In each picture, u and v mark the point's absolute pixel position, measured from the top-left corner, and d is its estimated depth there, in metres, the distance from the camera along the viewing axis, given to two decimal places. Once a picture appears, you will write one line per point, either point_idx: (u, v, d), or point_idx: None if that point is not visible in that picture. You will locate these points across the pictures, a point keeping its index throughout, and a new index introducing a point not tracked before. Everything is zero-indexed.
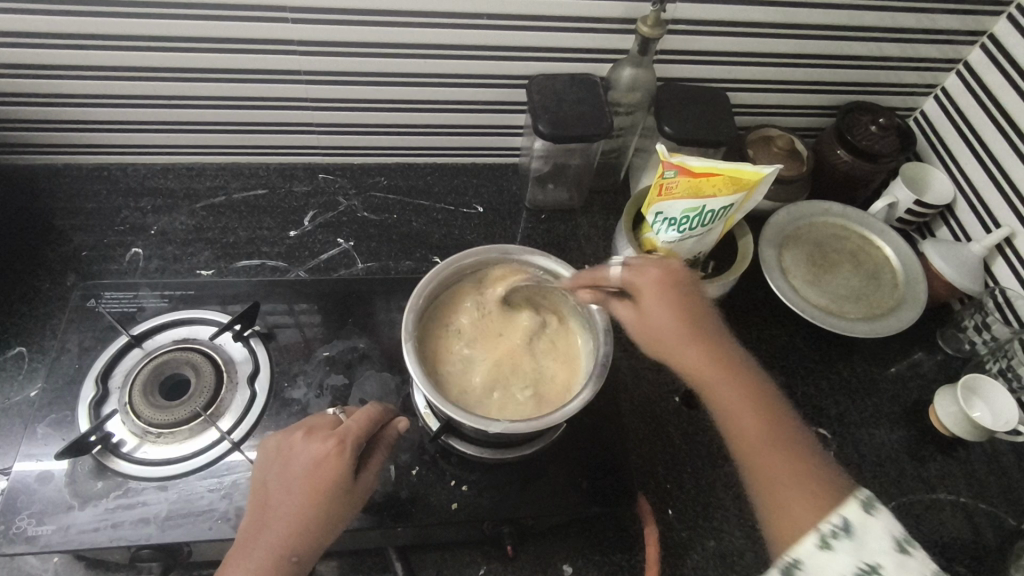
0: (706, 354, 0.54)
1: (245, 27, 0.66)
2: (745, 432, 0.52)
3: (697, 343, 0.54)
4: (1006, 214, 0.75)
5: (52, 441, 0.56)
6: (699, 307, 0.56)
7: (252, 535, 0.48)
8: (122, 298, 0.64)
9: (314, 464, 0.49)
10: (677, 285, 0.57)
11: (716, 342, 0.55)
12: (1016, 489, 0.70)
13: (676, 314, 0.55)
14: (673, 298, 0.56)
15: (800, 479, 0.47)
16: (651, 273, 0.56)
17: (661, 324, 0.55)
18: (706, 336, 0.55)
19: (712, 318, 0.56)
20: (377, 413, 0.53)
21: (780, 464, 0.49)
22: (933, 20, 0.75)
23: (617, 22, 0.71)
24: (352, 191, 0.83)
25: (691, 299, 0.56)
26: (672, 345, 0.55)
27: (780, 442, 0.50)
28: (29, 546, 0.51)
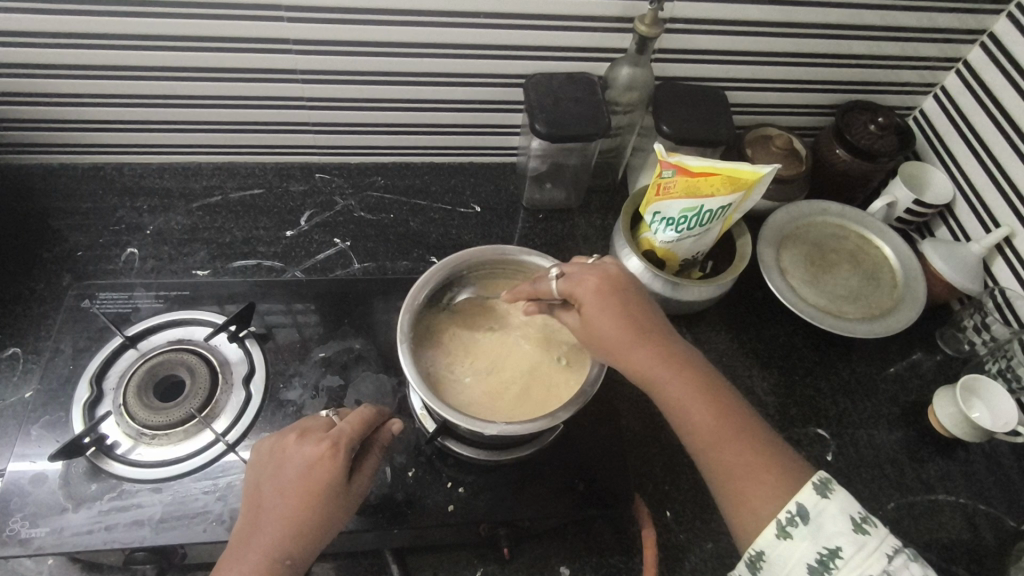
0: (649, 352, 0.51)
1: (240, 26, 0.66)
2: (698, 430, 0.50)
3: (639, 342, 0.52)
4: (1005, 214, 0.75)
5: (47, 443, 0.56)
6: (634, 302, 0.54)
7: (245, 538, 0.48)
8: (117, 299, 0.64)
9: (309, 466, 0.48)
10: (614, 282, 0.54)
11: (657, 336, 0.52)
12: (1015, 489, 0.70)
13: (616, 316, 0.52)
14: (611, 299, 0.53)
15: (757, 472, 0.47)
16: (587, 277, 0.54)
17: (601, 328, 0.52)
18: (646, 333, 0.52)
19: (650, 310, 0.54)
20: (372, 414, 0.53)
21: (737, 458, 0.48)
22: (933, 19, 0.75)
23: (615, 20, 0.71)
24: (348, 190, 0.83)
25: (628, 295, 0.54)
26: (616, 348, 0.52)
27: (736, 433, 0.49)
28: (23, 549, 0.51)
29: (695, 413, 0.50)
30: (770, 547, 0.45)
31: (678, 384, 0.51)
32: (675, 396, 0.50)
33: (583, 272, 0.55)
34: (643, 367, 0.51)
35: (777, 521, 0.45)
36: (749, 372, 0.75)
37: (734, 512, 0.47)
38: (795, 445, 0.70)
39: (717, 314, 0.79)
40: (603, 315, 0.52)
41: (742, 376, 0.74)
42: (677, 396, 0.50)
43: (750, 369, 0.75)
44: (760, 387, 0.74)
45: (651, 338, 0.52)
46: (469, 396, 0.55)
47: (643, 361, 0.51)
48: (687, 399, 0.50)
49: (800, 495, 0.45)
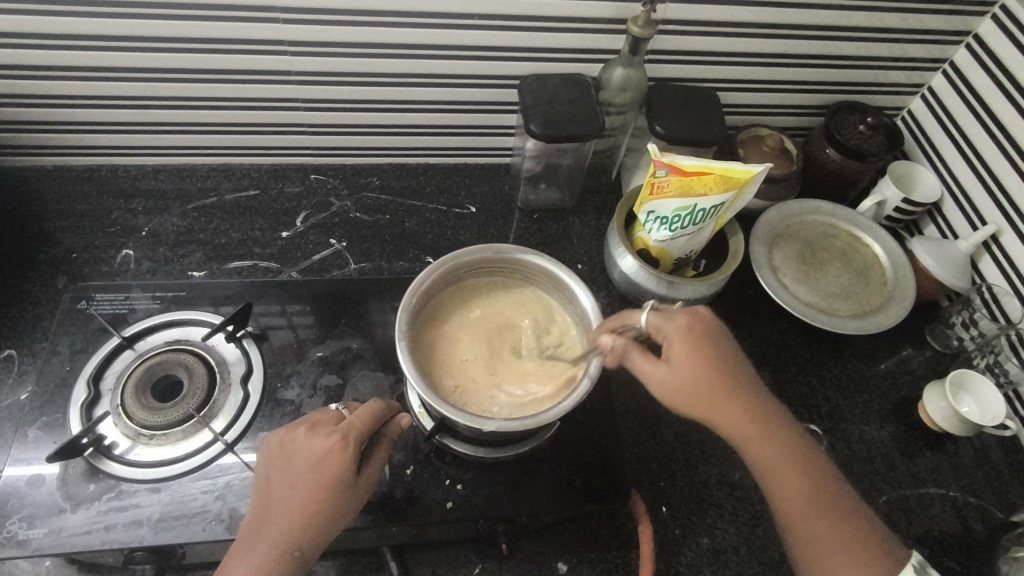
0: (745, 411, 0.53)
1: (235, 27, 0.66)
2: (787, 489, 0.52)
3: (734, 401, 0.53)
4: (992, 212, 0.76)
5: (43, 444, 0.56)
6: (727, 357, 0.54)
7: (255, 530, 0.49)
8: (114, 300, 0.64)
9: (319, 460, 0.49)
10: (708, 335, 0.55)
11: (747, 392, 0.54)
12: (1004, 483, 0.71)
13: (712, 372, 0.53)
14: (705, 353, 0.54)
15: (843, 532, 0.50)
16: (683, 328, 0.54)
17: (697, 383, 0.53)
18: (739, 391, 0.53)
19: (739, 364, 0.55)
20: (380, 408, 0.53)
21: (824, 518, 0.51)
22: (920, 20, 0.76)
23: (608, 22, 0.71)
24: (344, 191, 0.83)
25: (722, 350, 0.54)
26: (712, 406, 0.53)
27: (820, 492, 0.52)
28: (20, 550, 0.51)
29: (785, 473, 0.52)
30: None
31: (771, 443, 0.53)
32: (767, 455, 0.53)
33: (677, 316, 0.55)
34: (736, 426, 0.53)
35: None
36: None
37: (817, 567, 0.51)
38: None
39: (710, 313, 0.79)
40: (700, 371, 0.53)
41: None
42: (768, 456, 0.52)
43: None
44: None
45: (744, 395, 0.54)
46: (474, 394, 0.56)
47: (738, 419, 0.53)
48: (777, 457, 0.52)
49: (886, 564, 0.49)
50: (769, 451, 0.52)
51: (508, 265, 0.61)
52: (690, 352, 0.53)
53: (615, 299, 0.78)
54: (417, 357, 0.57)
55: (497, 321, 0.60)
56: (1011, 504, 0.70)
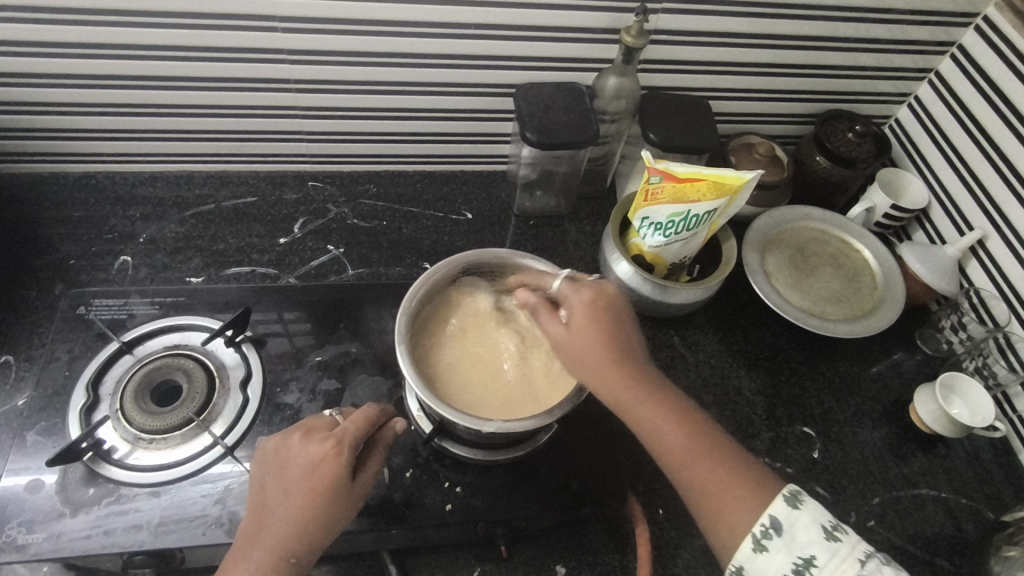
0: (630, 374, 0.52)
1: (235, 35, 0.67)
2: (674, 448, 0.50)
3: (618, 360, 0.52)
4: (978, 217, 0.78)
5: (42, 450, 0.55)
6: (616, 323, 0.54)
7: (253, 536, 0.49)
8: (112, 305, 0.64)
9: (313, 465, 0.49)
10: (600, 299, 0.54)
11: (635, 358, 0.53)
12: (994, 484, 0.72)
13: (600, 336, 0.53)
14: (594, 314, 0.54)
15: (731, 486, 0.48)
16: (579, 295, 0.54)
17: (585, 345, 0.53)
18: (626, 356, 0.53)
19: (628, 330, 0.54)
20: (374, 414, 0.53)
21: (713, 475, 0.49)
22: (905, 31, 0.78)
23: (602, 32, 0.73)
24: (341, 198, 0.84)
25: (611, 315, 0.54)
26: (597, 369, 0.52)
27: (709, 451, 0.50)
28: (18, 555, 0.51)
29: (673, 434, 0.50)
30: (747, 560, 0.45)
31: (658, 406, 0.51)
32: (648, 411, 0.51)
33: (586, 285, 0.56)
34: (621, 387, 0.52)
35: (752, 535, 0.46)
36: (736, 374, 0.77)
37: (710, 524, 0.48)
38: (782, 444, 0.72)
39: (704, 317, 0.80)
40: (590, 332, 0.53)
41: (730, 377, 0.76)
42: (653, 418, 0.51)
43: (738, 370, 0.77)
44: (747, 387, 0.76)
45: (632, 359, 0.53)
46: (440, 373, 0.57)
47: (622, 380, 0.52)
48: (663, 419, 0.51)
49: (773, 508, 0.46)
50: (656, 413, 0.51)
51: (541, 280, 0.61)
52: (580, 317, 0.54)
53: None
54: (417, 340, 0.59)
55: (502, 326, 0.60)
56: (1001, 504, 0.71)
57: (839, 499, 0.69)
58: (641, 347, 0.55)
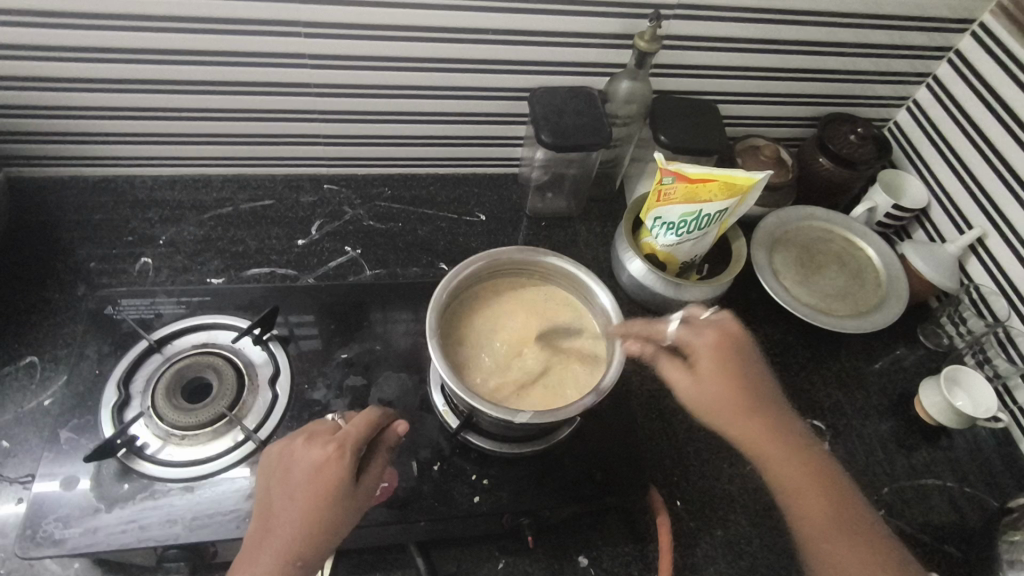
0: (763, 428, 0.56)
1: (257, 39, 0.68)
2: (806, 503, 0.55)
3: (752, 411, 0.57)
4: (977, 216, 0.80)
5: (76, 446, 0.57)
6: (746, 374, 0.58)
7: (262, 540, 0.49)
8: (139, 305, 0.66)
9: (316, 469, 0.50)
10: (732, 349, 0.58)
11: (768, 408, 0.58)
12: (997, 474, 0.74)
13: (737, 387, 0.57)
14: (728, 365, 0.58)
15: (858, 547, 0.53)
16: (711, 346, 0.58)
17: (718, 396, 0.57)
18: (760, 407, 0.57)
19: (760, 379, 0.59)
20: (376, 416, 0.54)
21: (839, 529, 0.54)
22: (904, 37, 0.81)
23: (613, 37, 0.75)
24: (357, 201, 0.85)
25: (745, 366, 0.58)
26: (733, 418, 0.57)
27: (839, 511, 0.54)
28: (57, 549, 0.52)
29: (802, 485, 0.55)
30: None
31: (793, 463, 0.56)
32: (779, 461, 0.56)
33: (708, 329, 0.59)
34: (757, 439, 0.56)
35: None
36: None
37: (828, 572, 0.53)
38: None
39: None
40: (723, 384, 0.57)
41: None
42: (785, 472, 0.56)
43: None
44: None
45: (765, 412, 0.57)
46: (481, 382, 0.57)
47: (754, 432, 0.56)
48: (795, 476, 0.55)
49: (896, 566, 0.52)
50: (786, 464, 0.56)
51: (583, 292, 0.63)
52: (712, 364, 0.58)
53: (623, 302, 0.81)
54: (454, 317, 0.61)
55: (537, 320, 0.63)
56: (1004, 493, 0.73)
57: None
58: (772, 396, 0.59)
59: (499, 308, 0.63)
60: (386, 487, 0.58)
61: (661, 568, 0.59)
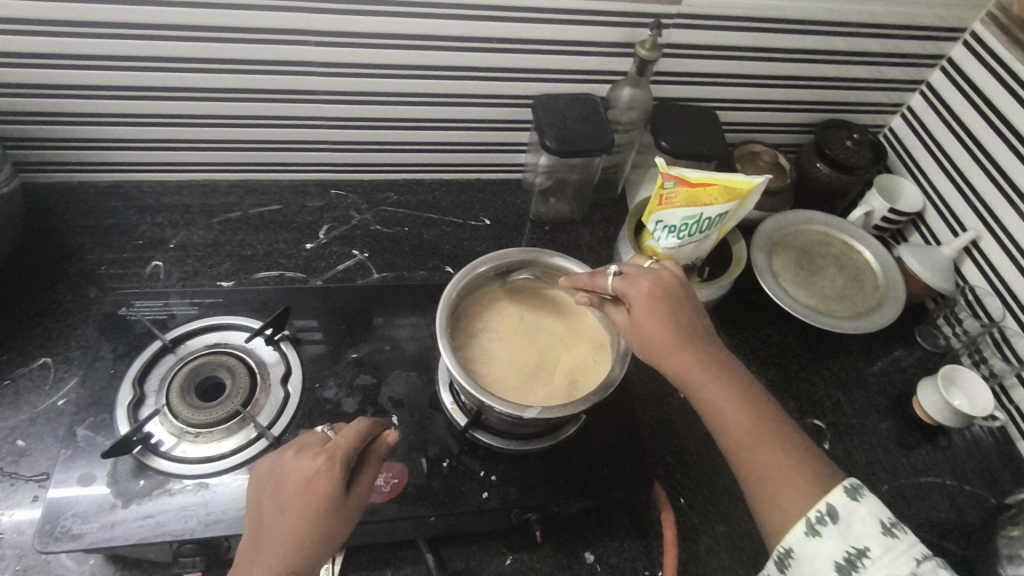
0: (697, 362, 0.54)
1: (268, 48, 0.70)
2: (736, 431, 0.51)
3: (680, 343, 0.55)
4: (971, 219, 0.82)
5: (92, 444, 0.58)
6: (678, 311, 0.56)
7: (251, 556, 0.48)
8: (153, 306, 0.67)
9: (307, 480, 0.49)
10: (665, 288, 0.57)
11: (703, 343, 0.55)
12: (994, 471, 0.76)
13: (669, 322, 0.55)
14: (658, 302, 0.56)
15: (789, 471, 0.48)
16: (643, 284, 0.57)
17: (649, 330, 0.55)
18: (687, 340, 0.55)
19: (696, 317, 0.56)
20: (366, 426, 0.53)
21: (770, 457, 0.50)
22: (897, 45, 0.83)
23: (615, 46, 0.76)
24: (364, 206, 0.87)
25: (679, 303, 0.57)
26: (662, 351, 0.55)
27: (774, 439, 0.50)
28: (75, 544, 0.53)
29: (734, 413, 0.52)
30: (798, 544, 0.46)
31: (726, 393, 0.53)
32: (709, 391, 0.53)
33: (641, 276, 0.58)
34: (689, 372, 0.54)
35: (807, 520, 0.46)
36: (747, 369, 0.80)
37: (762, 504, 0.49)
38: None
39: (716, 316, 0.84)
40: (654, 317, 0.55)
41: None
42: (719, 404, 0.52)
43: (749, 366, 0.80)
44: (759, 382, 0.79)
45: (700, 346, 0.55)
46: (485, 375, 0.59)
47: (686, 364, 0.54)
48: (728, 406, 0.52)
49: (830, 496, 0.46)
50: (719, 392, 0.53)
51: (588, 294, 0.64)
52: (642, 300, 0.56)
53: None
54: (462, 310, 0.63)
55: (541, 319, 0.64)
56: (1002, 490, 0.74)
57: None
58: (710, 335, 0.56)
59: (506, 307, 0.65)
60: (395, 484, 0.59)
61: (667, 562, 0.60)
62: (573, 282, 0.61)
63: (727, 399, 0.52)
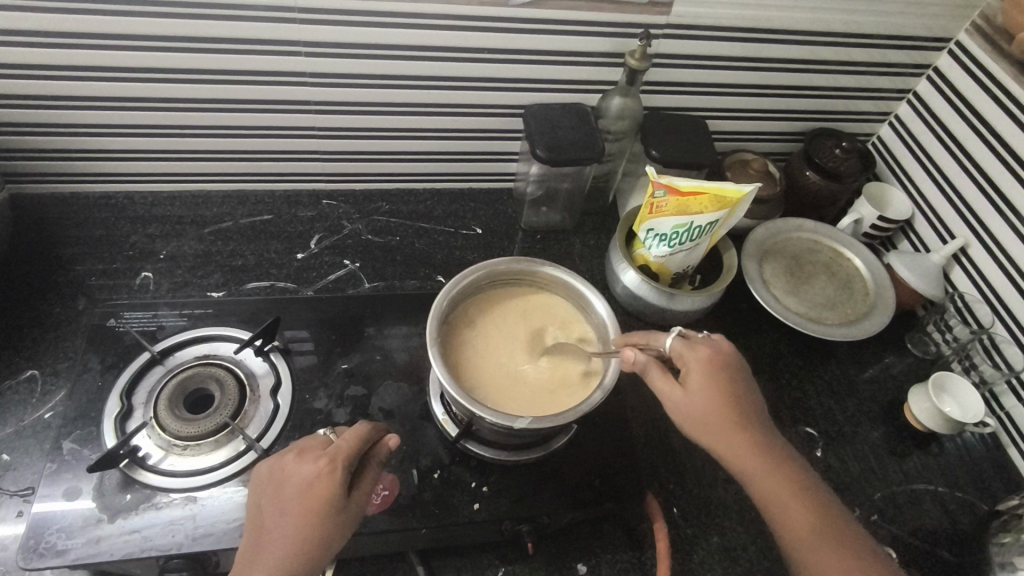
0: (755, 447, 0.55)
1: (260, 59, 0.70)
2: (794, 520, 0.53)
3: (738, 429, 0.55)
4: (959, 227, 0.83)
5: (78, 457, 0.57)
6: (737, 393, 0.57)
7: (249, 558, 0.48)
8: (142, 318, 0.67)
9: (307, 484, 0.49)
10: (725, 367, 0.58)
11: (759, 427, 0.56)
12: (987, 478, 0.76)
13: (726, 403, 0.56)
14: (717, 382, 0.56)
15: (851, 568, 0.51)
16: (703, 358, 0.57)
17: (710, 411, 0.56)
18: (745, 425, 0.56)
19: (753, 400, 0.57)
20: (367, 431, 0.53)
21: (830, 551, 0.52)
22: (884, 55, 0.84)
23: (605, 55, 0.77)
24: (355, 215, 0.86)
25: (736, 383, 0.57)
26: (717, 433, 0.55)
27: (828, 529, 0.53)
28: (60, 560, 0.52)
29: (791, 504, 0.54)
30: None
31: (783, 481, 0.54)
32: (765, 479, 0.54)
33: (699, 345, 0.58)
34: (745, 455, 0.55)
35: None
36: None
37: None
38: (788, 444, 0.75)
39: (707, 325, 0.84)
40: (716, 397, 0.56)
41: None
42: (775, 491, 0.54)
43: None
44: None
45: (758, 431, 0.56)
46: (476, 384, 0.59)
47: (743, 448, 0.55)
48: (786, 496, 0.54)
49: None
50: (775, 481, 0.54)
51: (581, 302, 0.64)
52: (705, 378, 0.56)
53: (618, 314, 0.82)
54: (454, 316, 0.63)
55: (534, 327, 0.64)
56: (993, 497, 0.74)
57: (843, 495, 0.72)
58: (763, 418, 0.58)
59: (498, 313, 0.64)
60: (386, 495, 0.58)
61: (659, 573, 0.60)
62: (625, 338, 0.61)
63: (784, 489, 0.54)
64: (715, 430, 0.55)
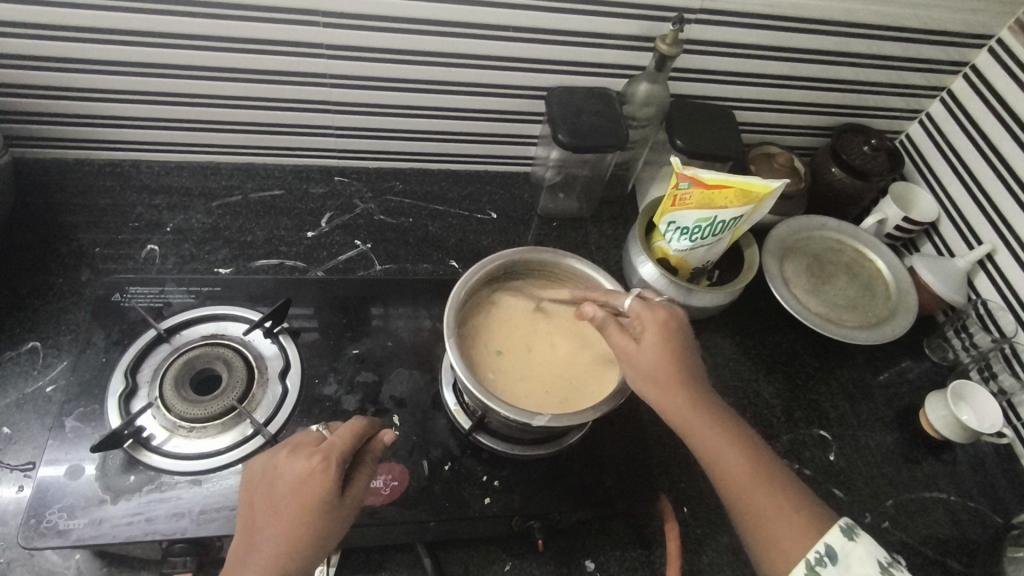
0: (698, 401, 0.52)
1: (276, 28, 0.67)
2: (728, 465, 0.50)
3: (678, 379, 0.52)
4: (988, 232, 0.81)
5: (82, 435, 0.56)
6: (693, 358, 0.54)
7: (240, 557, 0.46)
8: (148, 293, 0.65)
9: (300, 480, 0.47)
10: (679, 328, 0.55)
11: (699, 379, 0.53)
12: (1000, 489, 0.75)
13: (670, 354, 0.53)
14: (665, 336, 0.54)
15: (786, 512, 0.48)
16: (654, 312, 0.55)
17: (660, 365, 0.53)
18: (685, 374, 0.53)
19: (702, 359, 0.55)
20: (362, 426, 0.52)
21: (766, 498, 0.49)
22: (920, 51, 0.81)
23: (633, 39, 0.74)
24: (367, 194, 0.84)
25: (685, 342, 0.54)
26: (656, 379, 0.52)
27: (767, 475, 0.50)
28: (61, 540, 0.51)
29: (727, 449, 0.50)
30: None
31: (722, 430, 0.51)
32: (702, 430, 0.51)
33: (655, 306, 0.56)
34: (680, 403, 0.52)
35: (806, 561, 0.45)
36: (755, 378, 0.79)
37: (760, 548, 0.48)
38: (801, 447, 0.74)
39: (724, 322, 0.82)
40: (668, 351, 0.53)
41: (749, 380, 0.78)
42: (711, 437, 0.51)
43: (756, 375, 0.79)
44: (766, 390, 0.78)
45: (700, 383, 0.53)
46: (493, 378, 0.57)
47: (684, 404, 0.52)
48: (721, 442, 0.51)
49: (827, 536, 0.46)
50: (710, 427, 0.51)
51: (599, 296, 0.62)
52: (655, 332, 0.54)
53: None
54: (468, 304, 0.62)
55: (549, 321, 0.62)
56: (1006, 508, 0.73)
57: (853, 500, 0.72)
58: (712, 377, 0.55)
59: (513, 304, 0.63)
60: (395, 486, 0.57)
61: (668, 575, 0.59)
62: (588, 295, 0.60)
63: (719, 436, 0.51)
64: (655, 379, 0.52)
